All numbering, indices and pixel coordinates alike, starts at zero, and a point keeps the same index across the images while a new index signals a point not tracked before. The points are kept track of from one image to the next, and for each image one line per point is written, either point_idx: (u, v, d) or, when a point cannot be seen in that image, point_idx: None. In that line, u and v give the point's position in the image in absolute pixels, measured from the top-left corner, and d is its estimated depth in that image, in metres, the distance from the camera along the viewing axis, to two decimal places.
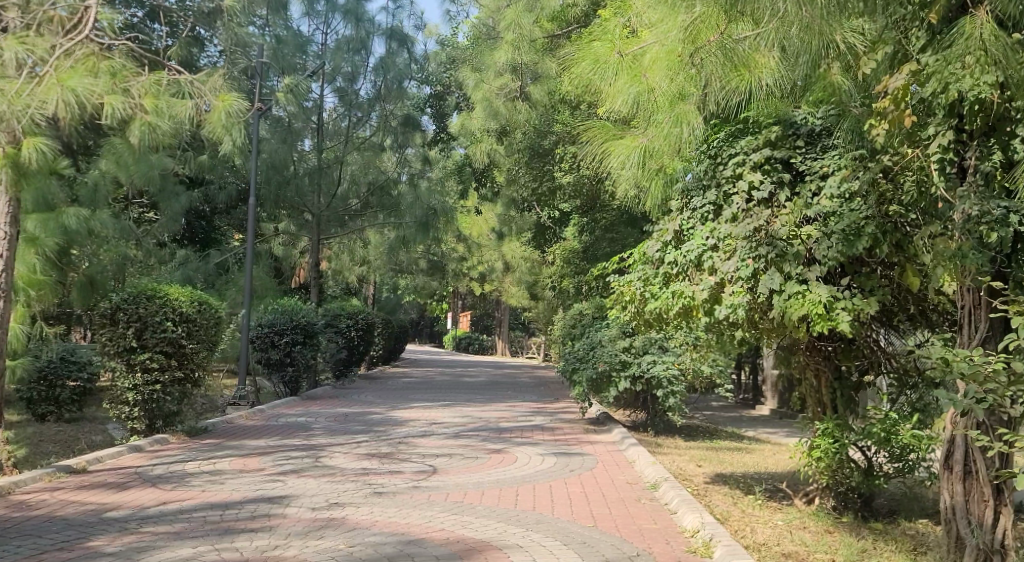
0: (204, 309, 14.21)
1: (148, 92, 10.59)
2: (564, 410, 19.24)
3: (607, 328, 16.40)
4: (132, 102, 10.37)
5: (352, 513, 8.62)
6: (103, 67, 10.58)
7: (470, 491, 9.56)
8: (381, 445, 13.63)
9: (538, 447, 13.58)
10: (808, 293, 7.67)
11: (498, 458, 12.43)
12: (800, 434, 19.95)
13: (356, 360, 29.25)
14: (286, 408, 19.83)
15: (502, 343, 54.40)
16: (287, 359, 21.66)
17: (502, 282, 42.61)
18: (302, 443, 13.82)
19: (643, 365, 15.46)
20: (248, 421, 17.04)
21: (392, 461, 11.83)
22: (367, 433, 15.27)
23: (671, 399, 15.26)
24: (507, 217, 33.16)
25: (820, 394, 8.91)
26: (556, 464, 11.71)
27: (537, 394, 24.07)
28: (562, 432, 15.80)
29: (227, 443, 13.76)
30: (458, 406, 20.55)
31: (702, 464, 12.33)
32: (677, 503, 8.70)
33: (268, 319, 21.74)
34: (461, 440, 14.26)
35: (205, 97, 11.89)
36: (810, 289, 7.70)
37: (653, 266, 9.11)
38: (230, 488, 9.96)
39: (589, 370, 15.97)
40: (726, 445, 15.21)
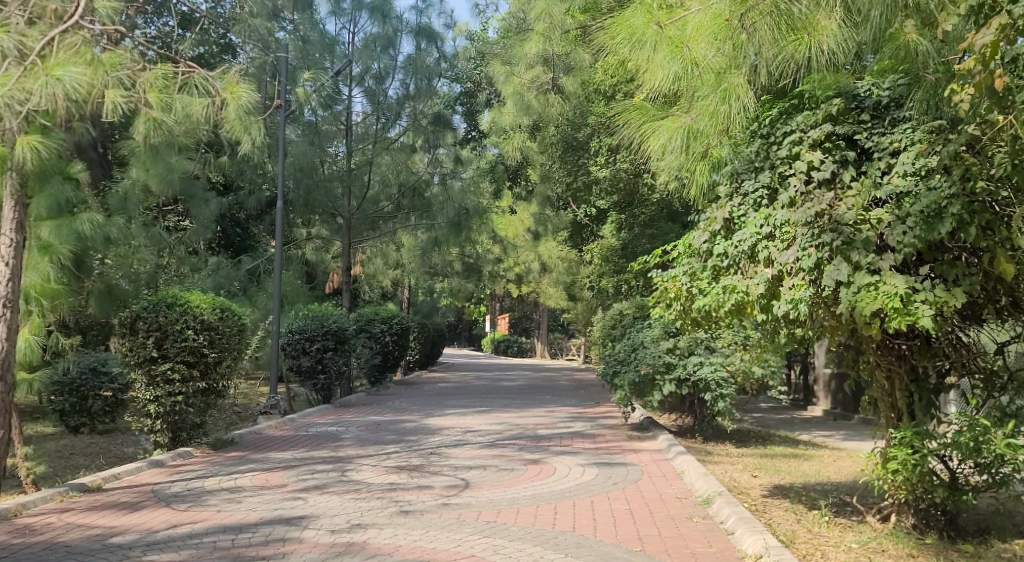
0: (225, 316, 13.22)
1: (152, 87, 10.15)
2: (606, 415, 18.35)
3: (650, 329, 15.55)
4: (134, 97, 9.94)
5: (375, 536, 7.79)
6: (97, 56, 9.98)
7: (505, 509, 8.77)
8: (412, 457, 12.82)
9: (579, 457, 12.72)
10: (881, 285, 6.79)
11: (537, 469, 11.63)
12: (856, 437, 19.02)
13: (391, 366, 28.56)
14: (318, 417, 19.09)
15: (541, 345, 53.60)
16: (319, 367, 20.85)
17: (539, 283, 41.77)
18: (330, 455, 13.04)
19: (690, 367, 14.60)
20: (276, 431, 16.32)
21: (421, 475, 11.01)
22: (398, 444, 14.47)
23: (720, 403, 14.39)
24: (543, 216, 32.34)
25: (894, 398, 8.11)
26: (599, 477, 10.89)
27: (578, 399, 23.20)
28: (605, 439, 14.92)
29: (252, 456, 13.02)
30: (495, 413, 19.72)
31: (757, 476, 11.48)
32: (734, 523, 7.96)
33: (299, 324, 20.85)
34: (497, 450, 13.42)
35: (214, 93, 10.65)
36: (883, 280, 6.81)
37: (699, 260, 8.24)
38: (247, 507, 9.17)
39: (632, 374, 15.12)
40: (781, 452, 14.31)
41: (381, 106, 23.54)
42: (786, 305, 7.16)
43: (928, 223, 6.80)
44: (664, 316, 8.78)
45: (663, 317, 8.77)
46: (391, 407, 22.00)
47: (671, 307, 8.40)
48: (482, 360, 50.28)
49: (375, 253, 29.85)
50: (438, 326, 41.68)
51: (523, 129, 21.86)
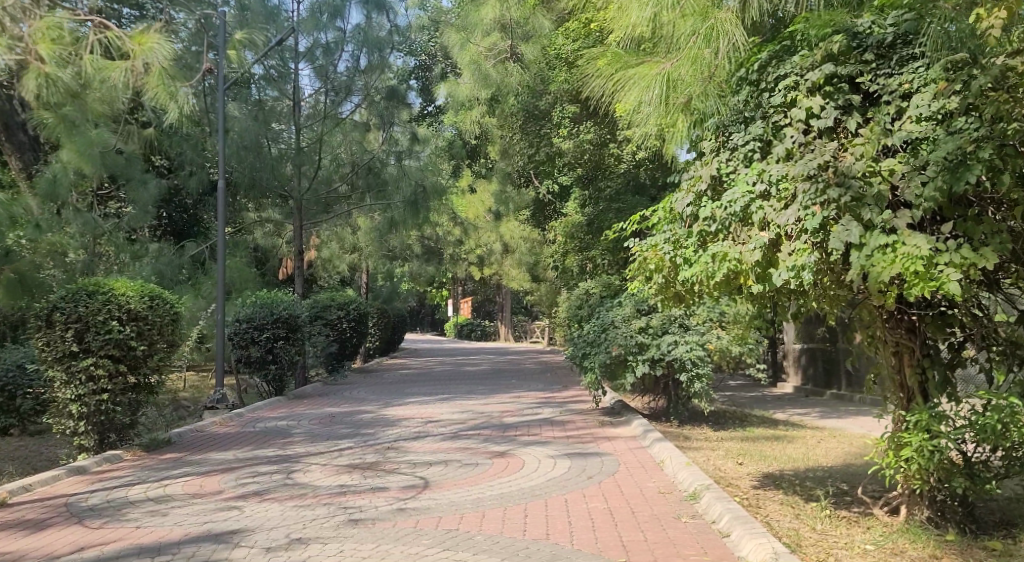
0: (156, 304, 12.15)
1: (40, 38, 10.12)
2: (575, 400, 17.41)
3: (620, 307, 14.55)
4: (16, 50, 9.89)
5: (315, 554, 6.76)
6: None
7: (467, 514, 7.79)
8: (366, 453, 11.77)
9: (548, 447, 11.73)
10: (901, 245, 5.99)
11: (503, 463, 10.65)
12: (835, 414, 18.27)
13: (349, 355, 27.46)
14: (269, 410, 17.96)
15: (506, 328, 52.64)
16: (270, 358, 19.71)
17: (502, 265, 40.72)
18: (277, 453, 11.96)
19: (664, 348, 13.65)
20: (221, 428, 15.19)
21: (375, 474, 9.98)
22: (353, 438, 13.43)
23: (697, 384, 13.50)
24: (503, 193, 31.22)
25: (902, 376, 7.25)
26: (573, 470, 9.88)
27: (544, 383, 22.26)
28: (576, 426, 13.94)
29: (190, 457, 11.91)
30: (458, 400, 18.72)
31: (742, 463, 10.56)
32: (729, 523, 6.99)
33: (246, 311, 19.79)
34: (459, 442, 12.40)
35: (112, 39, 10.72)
36: (901, 240, 6.03)
37: (682, 225, 7.31)
38: (172, 522, 8.11)
39: (601, 356, 14.16)
40: (761, 434, 13.42)
41: (331, 82, 22.02)
42: (788, 275, 6.29)
43: (950, 172, 6.04)
44: (643, 289, 7.86)
45: (642, 290, 7.84)
46: (348, 397, 20.93)
47: (652, 281, 7.45)
48: (445, 345, 49.28)
49: (330, 238, 28.64)
50: (400, 311, 40.56)
51: (481, 101, 20.78)
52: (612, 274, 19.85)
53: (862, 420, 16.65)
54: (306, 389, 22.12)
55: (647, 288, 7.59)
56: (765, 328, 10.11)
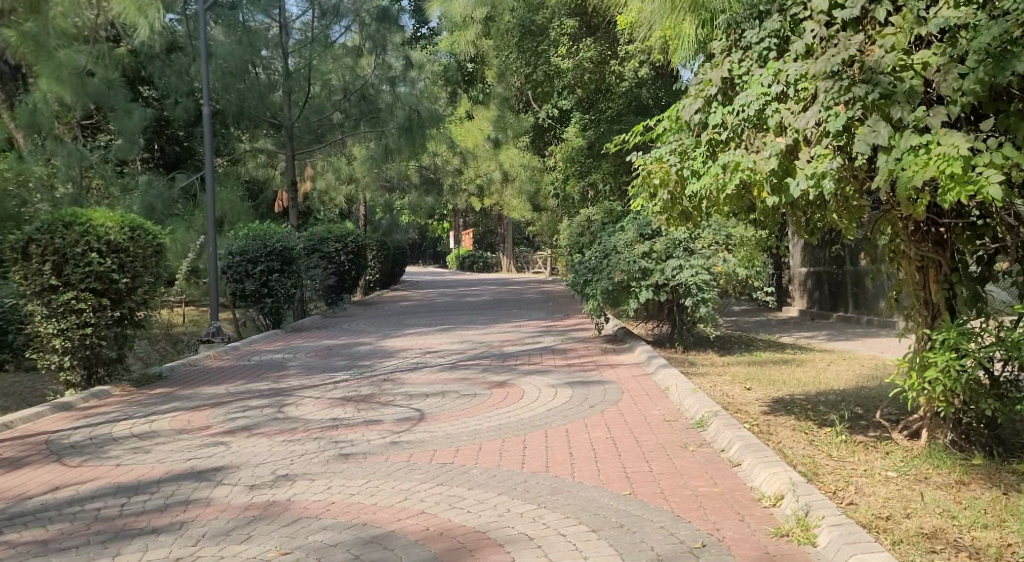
0: (137, 235, 11.68)
1: None
2: (577, 329, 17.01)
3: (622, 231, 14.04)
4: None
5: (300, 491, 6.34)
6: None
7: (464, 447, 7.38)
8: (361, 386, 11.36)
9: (549, 376, 11.32)
10: (936, 145, 5.49)
11: (499, 394, 10.24)
12: (843, 337, 17.88)
13: (347, 287, 27.03)
14: (265, 344, 17.56)
15: (507, 259, 52.25)
16: (265, 291, 19.27)
17: (502, 194, 40.18)
18: (269, 387, 11.56)
19: (668, 272, 13.17)
20: (215, 362, 14.78)
21: (369, 407, 9.54)
22: (349, 371, 13.04)
23: (703, 309, 13.10)
24: (501, 118, 30.56)
25: (927, 292, 6.80)
26: (576, 400, 9.41)
27: (545, 312, 21.85)
28: (578, 354, 13.52)
29: (180, 391, 11.51)
30: (458, 330, 18.32)
31: (751, 386, 10.10)
32: (740, 453, 6.50)
33: (239, 244, 19.24)
34: (458, 373, 11.98)
35: None
36: (937, 139, 5.53)
37: (690, 136, 6.78)
38: (155, 458, 7.70)
39: (603, 282, 13.69)
40: (769, 358, 13.01)
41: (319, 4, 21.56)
42: (807, 184, 5.78)
43: (993, 61, 5.51)
44: (650, 207, 7.37)
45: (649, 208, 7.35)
46: (345, 329, 20.54)
47: (658, 197, 6.95)
48: (447, 277, 48.84)
49: (326, 169, 28.02)
50: (399, 243, 40.09)
51: (476, 17, 20.31)
52: (614, 199, 19.35)
53: (871, 342, 16.28)
54: (303, 322, 21.73)
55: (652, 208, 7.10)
56: (777, 248, 9.60)
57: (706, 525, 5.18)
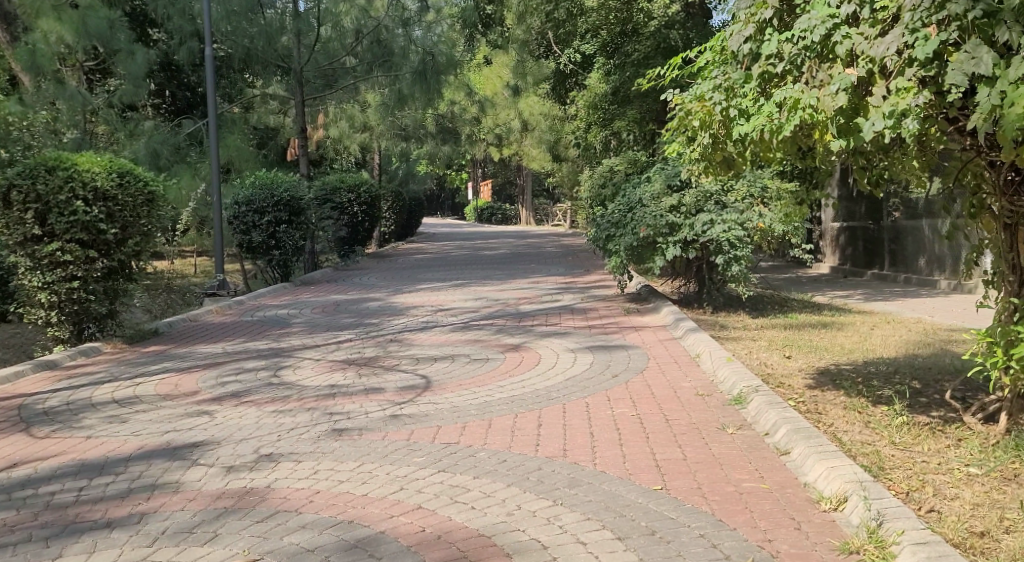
0: (126, 181, 10.81)
1: None
2: (598, 285, 16.17)
3: (649, 183, 13.12)
4: None
5: (283, 473, 5.49)
6: None
7: (471, 424, 6.55)
8: (366, 347, 10.53)
9: (569, 339, 10.48)
10: None
11: (514, 359, 9.42)
12: (879, 296, 16.98)
13: (361, 240, 26.22)
14: (272, 298, 16.81)
15: (527, 212, 51.30)
16: (273, 243, 18.56)
17: (521, 144, 39.26)
18: (269, 346, 10.76)
19: (698, 228, 12.26)
20: (216, 317, 13.99)
21: (372, 372, 8.70)
22: (355, 329, 12.24)
23: (734, 267, 12.19)
24: (521, 63, 29.57)
25: (1015, 255, 5.99)
26: (598, 368, 8.59)
27: (566, 267, 20.99)
28: (601, 314, 12.66)
29: (173, 349, 10.71)
30: (473, 286, 17.51)
31: (791, 353, 9.22)
32: (786, 438, 5.65)
33: (246, 193, 18.49)
34: (471, 334, 11.14)
35: None
36: None
37: (737, 69, 5.93)
38: (130, 426, 6.87)
39: (627, 238, 12.81)
40: (805, 320, 12.13)
41: None
42: (884, 125, 4.86)
43: None
44: (688, 151, 6.56)
45: (688, 152, 6.54)
46: (357, 284, 19.74)
47: (699, 142, 6.14)
48: (464, 230, 47.99)
49: (340, 115, 27.10)
50: (416, 194, 39.20)
51: None
52: (638, 149, 18.45)
53: (911, 302, 15.36)
54: (314, 274, 20.96)
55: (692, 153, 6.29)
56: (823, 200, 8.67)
57: (755, 534, 4.41)
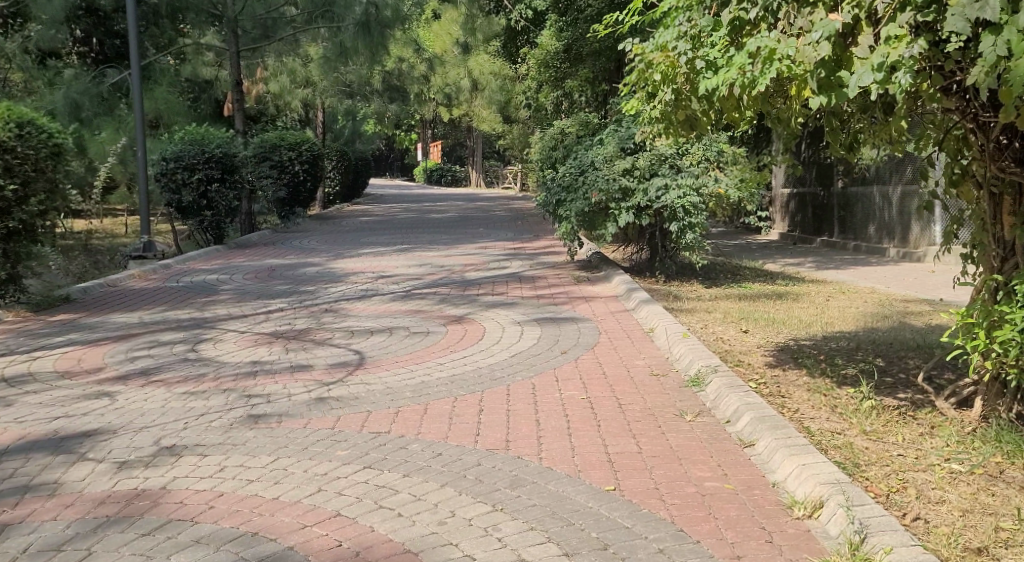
0: (24, 132, 10.01)
1: None
2: (547, 251, 15.58)
3: (601, 145, 12.51)
4: None
5: (182, 469, 4.82)
6: None
7: (404, 410, 5.92)
8: (297, 318, 9.83)
9: (515, 311, 9.87)
10: None
11: (455, 332, 8.79)
12: (832, 263, 16.60)
13: (302, 201, 25.30)
14: (203, 262, 15.99)
15: (477, 174, 50.48)
16: (204, 203, 18.01)
17: (471, 104, 38.46)
18: (192, 316, 10.02)
19: (652, 194, 11.69)
20: (140, 283, 13.18)
21: (299, 347, 8.02)
22: (288, 297, 11.52)
23: (689, 235, 11.64)
24: (471, 20, 28.81)
25: (999, 229, 5.44)
26: (544, 343, 7.99)
27: (514, 231, 20.36)
28: (549, 282, 12.05)
29: (86, 319, 9.92)
30: (418, 251, 16.81)
31: (747, 325, 8.66)
32: (750, 426, 5.11)
33: (174, 150, 17.78)
34: (410, 305, 10.47)
35: None
36: None
37: (705, 14, 5.56)
38: (18, 410, 6.13)
39: (578, 203, 12.18)
40: (761, 288, 11.63)
41: None
42: (873, 78, 4.37)
43: None
44: (649, 106, 6.15)
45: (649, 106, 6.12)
46: (295, 247, 18.94)
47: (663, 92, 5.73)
48: (412, 192, 47.10)
49: (283, 70, 26.14)
50: (363, 154, 38.24)
51: None
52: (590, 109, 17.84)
53: (865, 271, 14.96)
54: (249, 237, 20.10)
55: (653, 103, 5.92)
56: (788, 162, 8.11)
57: (722, 547, 3.89)
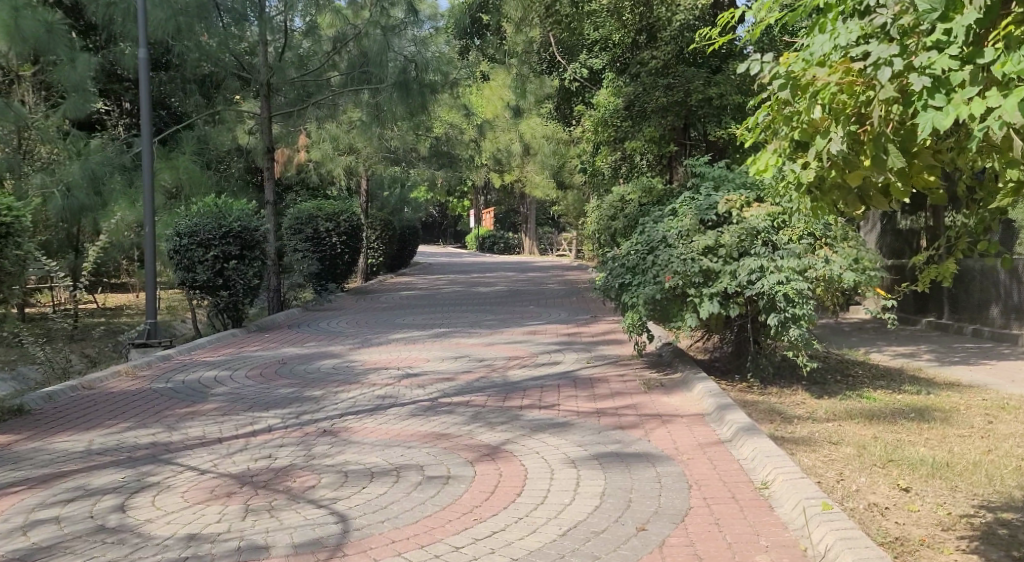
0: None
1: None
2: (609, 340, 13.23)
3: (674, 219, 10.30)
4: None
5: None
6: None
7: None
8: (284, 446, 7.49)
9: (571, 437, 7.44)
10: None
11: (487, 478, 6.38)
12: (952, 355, 13.99)
13: (338, 273, 23.59)
14: (209, 352, 13.87)
15: (530, 241, 48.35)
16: (220, 282, 15.67)
17: (524, 169, 36.57)
18: (152, 442, 7.71)
19: (743, 278, 9.39)
20: (122, 383, 10.96)
21: (263, 507, 5.71)
22: (286, 407, 9.22)
23: (791, 331, 9.25)
24: (523, 81, 27.05)
25: None
26: (613, 506, 5.67)
27: (569, 311, 18.06)
28: (614, 388, 9.64)
29: (18, 448, 7.63)
30: (457, 338, 14.54)
31: (903, 477, 6.39)
32: None
33: (191, 224, 15.62)
34: (434, 425, 8.11)
35: None
36: None
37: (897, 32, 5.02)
38: None
39: (648, 288, 9.87)
40: (893, 403, 9.16)
41: None
42: None
43: None
44: (790, 156, 5.55)
45: (790, 156, 5.54)
46: (321, 331, 16.79)
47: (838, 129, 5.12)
48: (462, 260, 45.07)
49: (325, 133, 24.41)
50: (409, 223, 36.37)
51: None
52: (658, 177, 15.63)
53: (993, 368, 12.40)
54: (273, 318, 18.11)
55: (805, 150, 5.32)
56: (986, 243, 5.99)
57: None
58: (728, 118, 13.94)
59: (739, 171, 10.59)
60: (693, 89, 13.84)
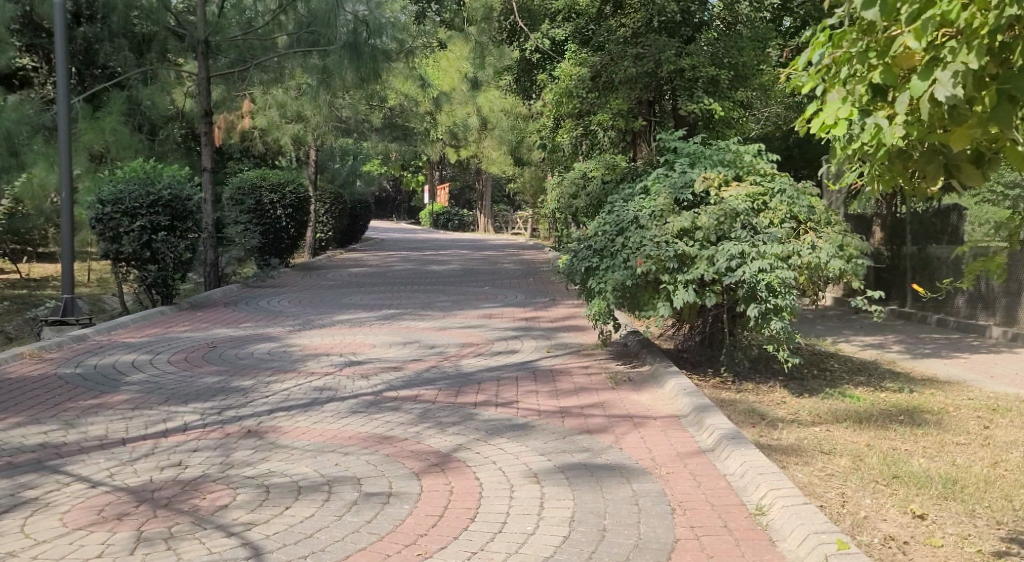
0: None
1: None
2: (569, 327, 12.32)
3: (645, 199, 9.39)
4: None
5: None
6: None
7: None
8: (198, 451, 6.49)
9: (531, 443, 6.50)
10: None
11: (435, 496, 5.42)
12: (928, 345, 13.28)
13: (282, 248, 22.48)
14: (135, 332, 12.75)
15: (485, 218, 47.36)
16: (148, 254, 14.73)
17: (480, 143, 35.51)
18: (44, 444, 6.67)
19: (722, 265, 8.43)
20: (28, 367, 9.88)
21: (157, 534, 4.89)
22: (208, 399, 8.21)
23: (774, 324, 8.34)
24: (480, 51, 25.97)
25: None
26: (584, 538, 4.86)
27: (524, 293, 17.10)
28: (577, 383, 8.71)
29: None
30: (405, 321, 13.50)
31: (913, 500, 5.42)
32: None
33: (115, 190, 14.65)
34: (374, 426, 7.13)
35: None
36: None
37: None
38: None
39: (617, 273, 8.94)
40: (879, 400, 8.36)
41: None
42: None
43: None
44: (865, 108, 4.81)
45: (865, 107, 4.78)
46: (261, 309, 15.71)
47: (960, 62, 4.38)
48: (415, 235, 43.92)
49: (271, 99, 23.16)
50: (361, 198, 35.20)
51: None
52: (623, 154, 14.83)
53: (976, 363, 11.66)
54: (210, 295, 17.02)
55: (899, 94, 4.56)
56: None
57: None
58: (701, 91, 12.91)
59: (715, 148, 9.67)
60: (665, 59, 12.74)
